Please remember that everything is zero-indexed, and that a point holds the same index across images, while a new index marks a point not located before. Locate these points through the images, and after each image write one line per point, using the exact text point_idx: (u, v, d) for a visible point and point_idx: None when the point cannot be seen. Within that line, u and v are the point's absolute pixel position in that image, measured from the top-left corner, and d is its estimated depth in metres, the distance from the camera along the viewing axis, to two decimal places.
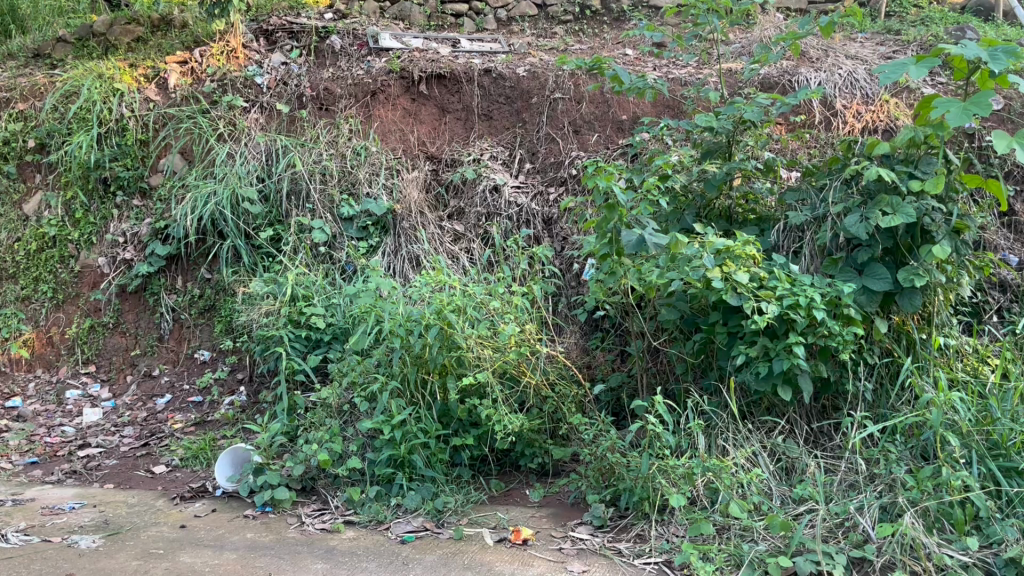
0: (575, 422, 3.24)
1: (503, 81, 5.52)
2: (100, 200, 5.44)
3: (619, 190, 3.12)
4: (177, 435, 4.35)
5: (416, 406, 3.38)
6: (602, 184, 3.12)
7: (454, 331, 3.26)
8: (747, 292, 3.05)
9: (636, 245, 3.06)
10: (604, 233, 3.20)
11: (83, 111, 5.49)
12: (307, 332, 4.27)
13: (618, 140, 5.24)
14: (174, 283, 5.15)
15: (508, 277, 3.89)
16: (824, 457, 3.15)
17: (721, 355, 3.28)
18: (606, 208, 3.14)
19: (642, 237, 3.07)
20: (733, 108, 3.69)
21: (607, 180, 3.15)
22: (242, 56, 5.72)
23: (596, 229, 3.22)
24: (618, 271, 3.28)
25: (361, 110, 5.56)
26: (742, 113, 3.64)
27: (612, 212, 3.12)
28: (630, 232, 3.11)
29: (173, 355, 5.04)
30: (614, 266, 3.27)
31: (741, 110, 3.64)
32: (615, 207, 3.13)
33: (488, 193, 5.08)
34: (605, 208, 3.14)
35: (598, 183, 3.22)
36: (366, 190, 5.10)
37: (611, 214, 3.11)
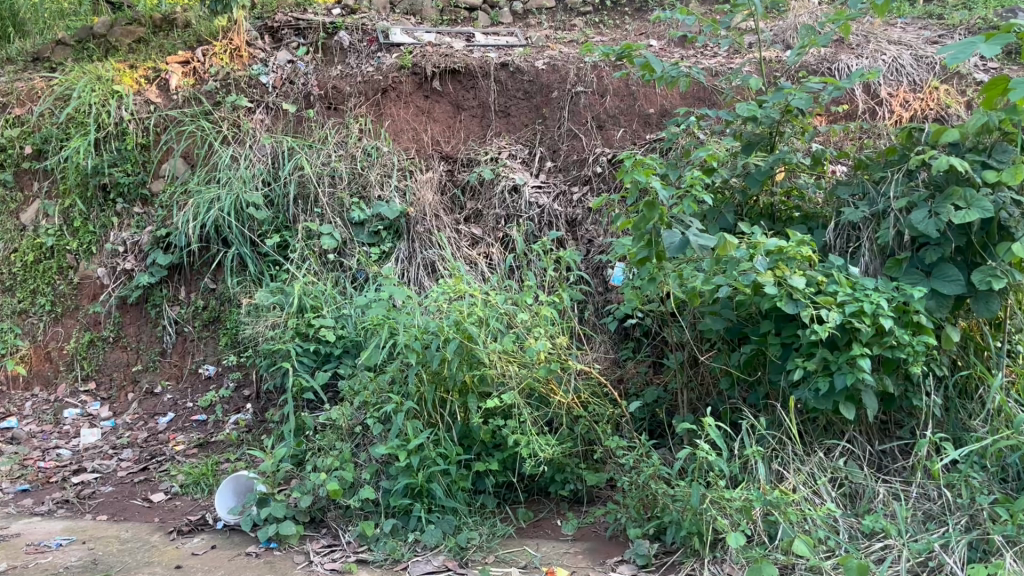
0: (612, 446, 2.91)
1: (521, 75, 5.18)
2: (99, 207, 5.16)
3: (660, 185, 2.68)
4: (178, 458, 4.07)
5: (434, 428, 3.07)
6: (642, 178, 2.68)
7: (475, 345, 2.97)
8: (805, 298, 2.73)
9: (679, 246, 2.65)
10: (641, 234, 2.77)
11: (80, 115, 5.22)
12: (315, 346, 3.96)
13: (645, 134, 4.91)
14: (177, 294, 4.87)
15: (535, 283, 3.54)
16: (890, 482, 2.82)
17: (773, 368, 2.94)
18: (645, 206, 2.70)
19: (686, 239, 2.66)
20: (780, 94, 3.34)
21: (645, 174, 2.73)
22: (246, 55, 5.44)
23: (632, 230, 2.77)
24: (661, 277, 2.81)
25: (371, 108, 5.26)
26: (787, 99, 3.30)
27: (653, 212, 2.68)
28: (671, 233, 2.69)
29: (177, 371, 4.76)
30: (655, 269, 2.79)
31: (787, 98, 3.29)
32: (656, 204, 2.69)
33: (507, 194, 4.76)
34: (644, 207, 2.69)
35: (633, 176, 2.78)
36: (377, 193, 4.80)
37: (651, 213, 2.67)
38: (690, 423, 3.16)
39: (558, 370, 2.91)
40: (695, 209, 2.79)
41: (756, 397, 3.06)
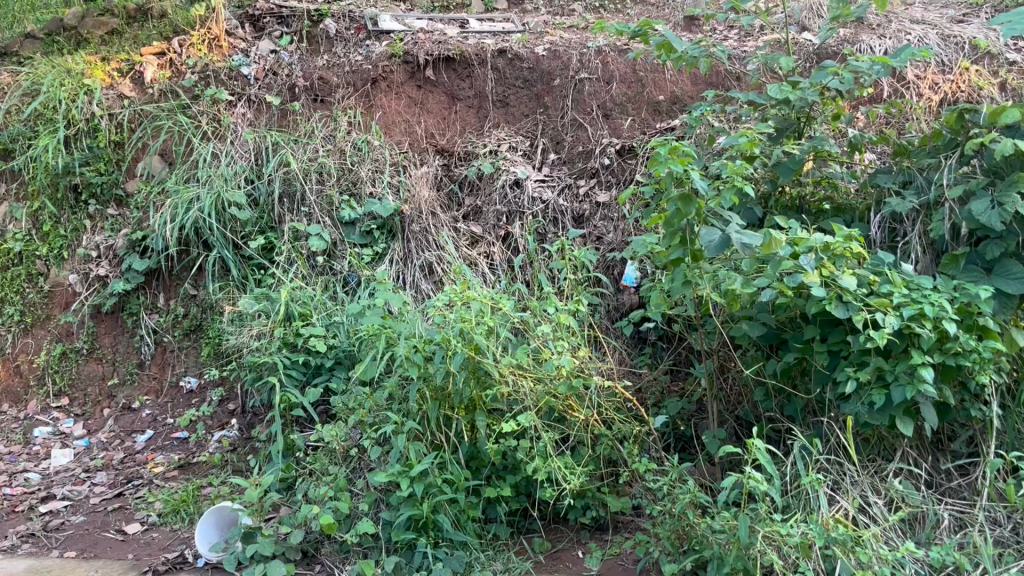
0: (639, 468, 2.60)
1: (520, 62, 4.84)
2: (70, 210, 4.78)
3: (697, 175, 2.31)
4: (157, 482, 3.73)
5: (439, 450, 2.78)
6: (676, 168, 2.31)
7: (483, 357, 2.67)
8: (856, 301, 2.42)
9: (720, 245, 2.34)
10: (673, 231, 2.41)
11: (48, 111, 4.84)
12: (304, 357, 3.63)
13: (655, 123, 4.58)
14: (155, 302, 4.53)
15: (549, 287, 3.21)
16: (949, 505, 2.55)
17: (817, 378, 2.63)
18: (679, 199, 2.34)
19: (727, 236, 2.36)
20: (819, 74, 3.04)
21: (680, 163, 2.36)
22: (226, 45, 5.08)
23: (662, 226, 2.41)
24: (696, 278, 2.46)
25: (360, 100, 4.92)
26: (828, 80, 3.02)
27: (689, 206, 2.32)
28: (710, 231, 2.39)
29: (156, 384, 4.43)
30: (689, 270, 2.44)
31: (830, 78, 3.02)
32: (692, 197, 2.33)
33: (508, 189, 4.43)
34: (678, 200, 2.34)
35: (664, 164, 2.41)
36: (368, 190, 4.48)
37: (687, 208, 2.32)
38: (724, 437, 2.85)
39: (581, 388, 2.56)
40: (736, 200, 2.40)
41: (795, 409, 2.76)
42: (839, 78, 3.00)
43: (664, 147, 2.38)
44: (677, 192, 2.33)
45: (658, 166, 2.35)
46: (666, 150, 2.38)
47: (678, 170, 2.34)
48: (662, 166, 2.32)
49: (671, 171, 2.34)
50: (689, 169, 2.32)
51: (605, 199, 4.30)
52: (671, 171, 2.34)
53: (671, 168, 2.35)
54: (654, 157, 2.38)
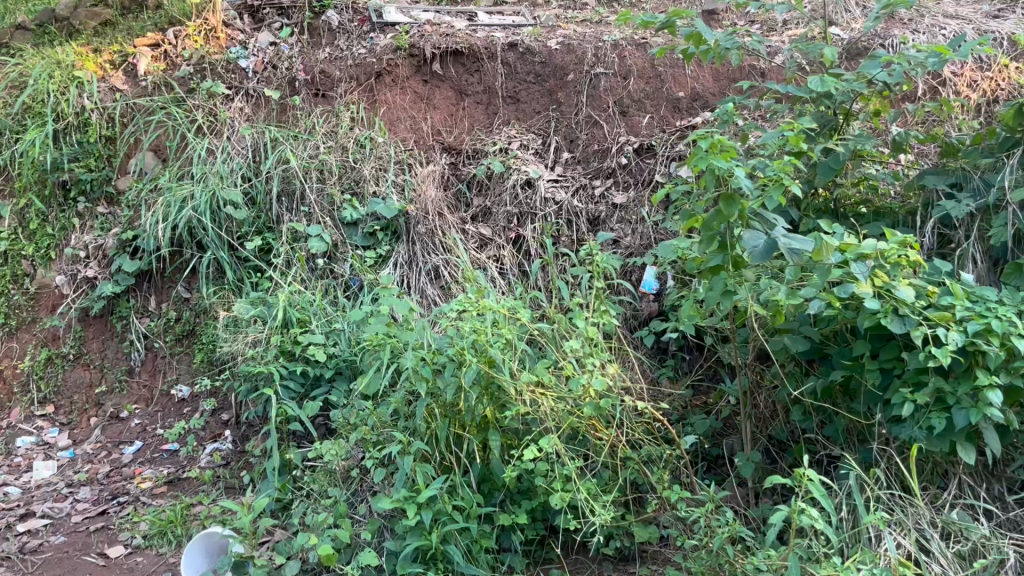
0: (669, 496, 2.37)
1: (531, 56, 4.60)
2: (58, 208, 4.53)
3: (742, 172, 2.02)
4: (144, 499, 3.49)
5: (449, 472, 2.58)
6: (718, 163, 2.01)
7: (499, 373, 2.45)
8: (914, 314, 2.19)
9: (767, 250, 2.04)
10: (711, 235, 2.11)
11: (35, 103, 4.59)
12: (303, 367, 3.39)
13: (676, 121, 4.31)
14: (146, 305, 4.29)
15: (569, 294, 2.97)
16: (1013, 539, 2.33)
17: (866, 399, 2.40)
18: (720, 199, 2.04)
19: (773, 240, 2.05)
20: (869, 65, 2.78)
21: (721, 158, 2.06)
22: (223, 37, 4.84)
23: (698, 229, 2.11)
24: (736, 288, 2.17)
25: (364, 94, 4.69)
26: (875, 72, 2.76)
27: (732, 207, 2.03)
28: (754, 235, 2.07)
29: (146, 393, 4.18)
30: (729, 279, 2.15)
31: (881, 70, 2.76)
32: (735, 197, 2.03)
33: (519, 189, 4.20)
34: (717, 200, 2.04)
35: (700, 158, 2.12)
36: (372, 188, 4.24)
37: (729, 209, 2.02)
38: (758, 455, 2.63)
39: (610, 409, 2.28)
40: (783, 200, 2.10)
41: (835, 429, 2.56)
42: (891, 71, 2.74)
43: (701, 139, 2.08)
44: (718, 190, 2.03)
45: (697, 161, 2.05)
46: (705, 143, 2.09)
47: (718, 166, 2.05)
48: (701, 161, 2.02)
49: (711, 167, 2.04)
50: (731, 165, 2.03)
51: (623, 200, 4.06)
52: (711, 166, 2.04)
53: (711, 163, 2.05)
54: (691, 151, 2.08)
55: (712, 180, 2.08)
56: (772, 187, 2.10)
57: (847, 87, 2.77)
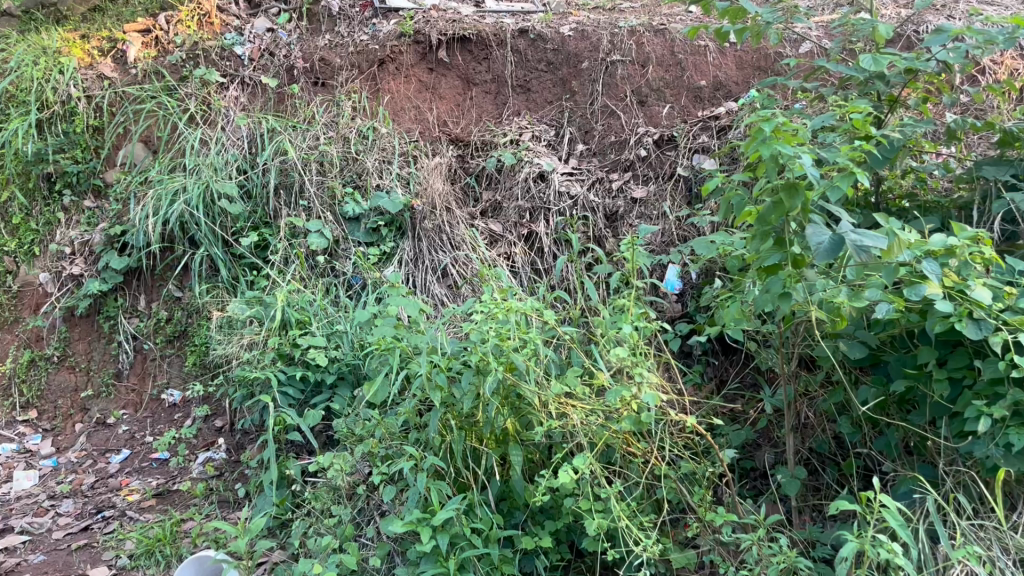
0: (711, 519, 2.14)
1: (543, 43, 4.35)
2: (42, 201, 4.26)
3: (808, 159, 1.78)
4: (131, 513, 3.25)
5: (465, 490, 2.36)
6: (783, 149, 1.77)
7: (521, 382, 2.22)
8: (992, 318, 1.95)
9: (833, 247, 1.79)
10: (768, 230, 1.87)
11: (17, 90, 4.31)
12: (302, 372, 3.15)
13: (697, 111, 4.06)
14: (136, 304, 4.05)
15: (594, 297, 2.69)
16: None
17: (929, 411, 2.17)
18: (782, 189, 1.80)
19: (840, 237, 1.81)
20: (936, 39, 2.47)
21: (785, 142, 1.83)
22: (218, 22, 4.60)
23: (754, 223, 1.87)
24: (796, 289, 1.93)
25: (366, 83, 4.44)
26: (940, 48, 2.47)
27: (795, 198, 1.79)
28: (817, 232, 1.83)
29: (135, 397, 3.94)
30: (788, 278, 1.91)
31: (944, 47, 2.47)
32: (799, 187, 1.79)
33: (531, 182, 3.96)
34: (779, 191, 1.81)
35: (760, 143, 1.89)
36: (375, 182, 4.01)
37: (792, 201, 1.78)
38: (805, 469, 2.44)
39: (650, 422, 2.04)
40: (851, 191, 1.86)
41: (888, 443, 2.36)
42: (955, 49, 2.47)
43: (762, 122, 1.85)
44: (781, 179, 1.79)
45: (757, 146, 1.81)
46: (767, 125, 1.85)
47: (780, 152, 1.82)
48: (764, 146, 1.79)
49: (773, 154, 1.81)
50: (796, 151, 1.80)
51: (642, 194, 3.82)
52: (773, 152, 1.81)
53: (773, 149, 1.82)
54: (750, 134, 1.84)
55: (772, 168, 1.85)
56: (840, 177, 1.86)
57: (907, 65, 2.50)
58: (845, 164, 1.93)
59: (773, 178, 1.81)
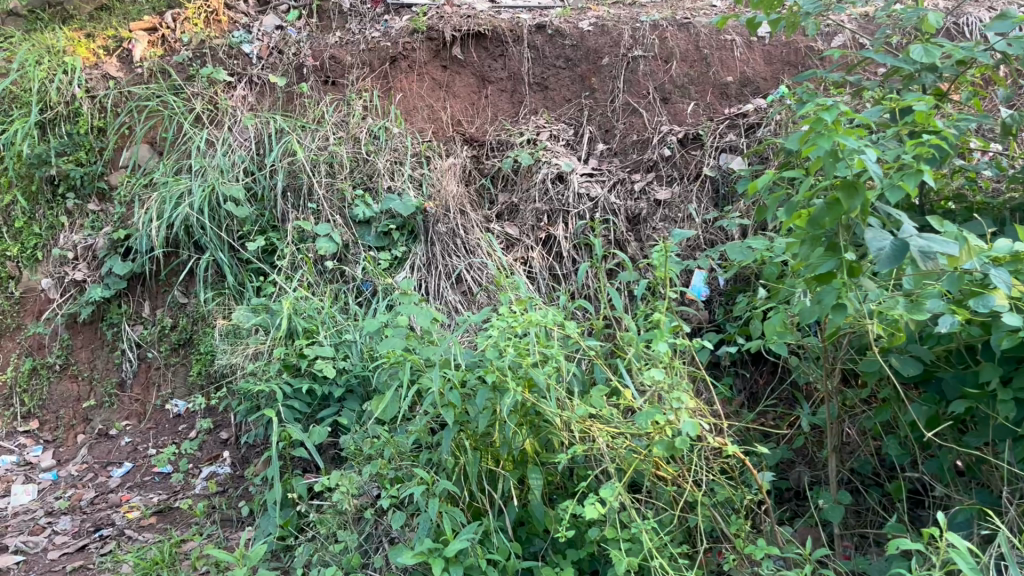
0: (749, 552, 1.94)
1: (561, 39, 4.17)
2: (45, 205, 4.11)
3: (871, 154, 1.61)
4: (131, 532, 3.09)
5: (480, 515, 2.19)
6: (844, 143, 1.59)
7: (542, 401, 2.05)
8: None
9: (896, 254, 1.61)
10: (821, 233, 1.69)
11: (20, 90, 4.17)
12: (309, 384, 2.99)
13: (723, 109, 3.85)
14: (140, 311, 3.90)
15: (619, 307, 2.48)
16: None
17: (992, 432, 1.99)
18: (840, 188, 1.62)
19: (902, 242, 1.63)
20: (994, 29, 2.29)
21: (845, 136, 1.65)
22: (225, 20, 4.45)
23: (806, 225, 1.69)
24: (852, 300, 1.74)
25: (377, 81, 4.28)
26: (998, 39, 2.29)
27: (855, 198, 1.62)
28: (877, 236, 1.65)
29: (139, 408, 3.79)
30: (843, 287, 1.73)
31: (1003, 37, 2.29)
32: (859, 186, 1.61)
33: (549, 183, 3.78)
34: (837, 189, 1.63)
35: (816, 136, 1.71)
36: (387, 184, 3.84)
37: (852, 201, 1.60)
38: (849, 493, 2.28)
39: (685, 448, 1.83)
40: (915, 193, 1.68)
41: (941, 466, 2.17)
42: (1015, 39, 2.28)
43: (820, 113, 1.68)
44: (840, 176, 1.61)
45: (814, 139, 1.64)
46: (825, 117, 1.67)
47: (840, 147, 1.64)
48: (822, 138, 1.61)
49: (832, 148, 1.63)
50: (858, 146, 1.62)
51: (666, 196, 3.62)
52: (832, 146, 1.63)
53: (832, 142, 1.64)
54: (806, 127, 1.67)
55: (829, 165, 1.67)
56: (902, 177, 1.69)
57: (963, 56, 2.31)
58: (908, 163, 1.76)
59: (831, 176, 1.64)
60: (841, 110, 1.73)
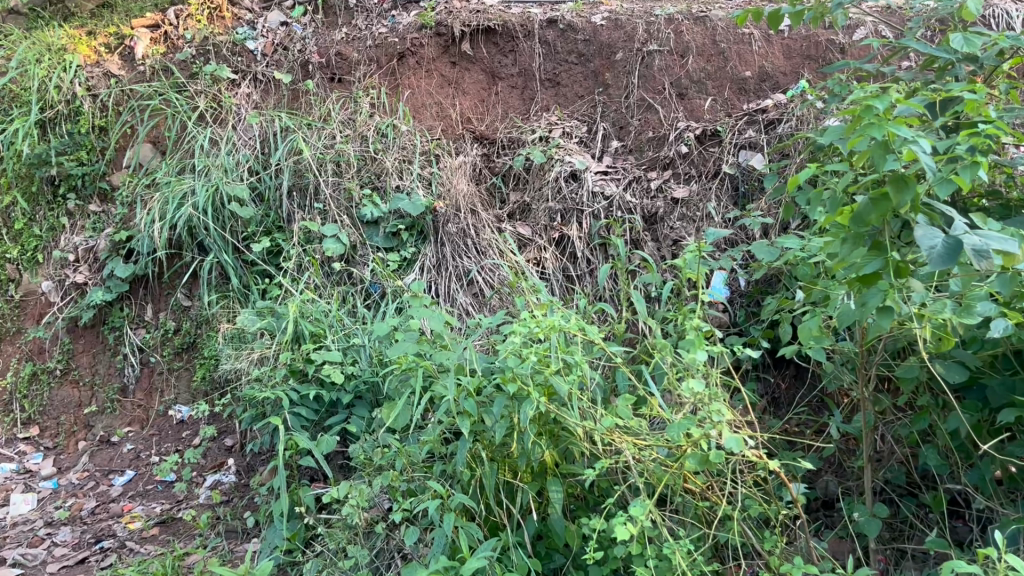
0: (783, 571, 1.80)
1: (573, 33, 4.05)
2: (45, 206, 4.00)
3: (924, 144, 1.49)
4: (133, 543, 2.99)
5: (497, 530, 2.08)
6: (896, 132, 1.48)
7: (564, 410, 1.94)
8: None
9: (948, 253, 1.47)
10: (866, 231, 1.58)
11: (20, 88, 4.07)
12: (316, 391, 2.88)
13: (742, 104, 3.74)
14: (142, 314, 3.79)
15: (642, 310, 2.37)
16: None
17: None
18: (890, 181, 1.51)
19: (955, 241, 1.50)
20: None
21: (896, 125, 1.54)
22: (229, 16, 4.34)
23: (849, 222, 1.58)
24: (899, 303, 1.62)
25: (385, 78, 4.18)
26: None
27: (904, 193, 1.49)
28: (927, 235, 1.53)
29: (141, 413, 3.68)
30: (889, 289, 1.60)
31: None
32: (910, 179, 1.50)
33: (563, 182, 3.67)
34: (885, 181, 1.51)
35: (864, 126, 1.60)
36: (395, 183, 3.74)
37: (902, 194, 1.48)
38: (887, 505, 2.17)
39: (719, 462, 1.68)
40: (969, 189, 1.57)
41: (981, 477, 2.07)
42: None
43: (869, 101, 1.56)
44: (890, 167, 1.49)
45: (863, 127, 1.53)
46: (874, 105, 1.56)
47: (888, 139, 1.53)
48: (872, 125, 1.50)
49: (882, 137, 1.51)
50: (909, 137, 1.51)
51: (684, 194, 3.51)
52: (882, 135, 1.52)
53: (881, 132, 1.53)
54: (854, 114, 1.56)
55: (877, 156, 1.55)
56: (955, 172, 1.57)
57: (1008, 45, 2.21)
58: (961, 157, 1.64)
59: (879, 167, 1.52)
60: (892, 99, 1.62)
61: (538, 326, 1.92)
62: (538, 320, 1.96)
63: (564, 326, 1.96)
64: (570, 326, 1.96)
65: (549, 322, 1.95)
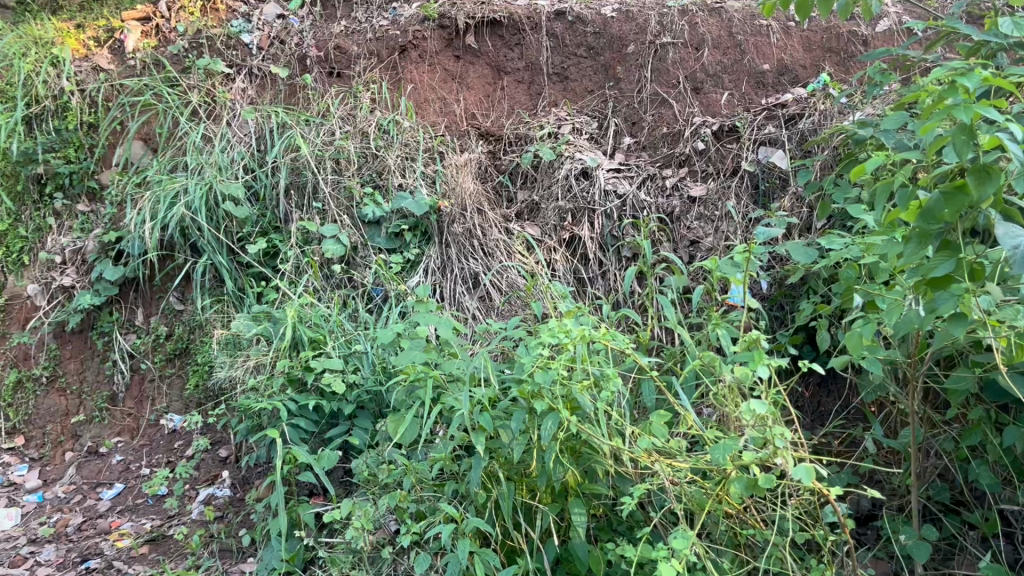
0: None
1: (582, 25, 3.88)
2: (31, 206, 3.77)
3: (1011, 132, 1.38)
4: (121, 564, 2.81)
5: (515, 555, 1.92)
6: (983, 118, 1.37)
7: (590, 427, 1.78)
8: None
9: None
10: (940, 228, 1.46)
11: (4, 83, 3.82)
12: (315, 400, 2.71)
13: (759, 99, 3.57)
14: (132, 319, 3.62)
15: (670, 317, 2.21)
16: None
17: None
18: (972, 172, 1.39)
19: None
20: None
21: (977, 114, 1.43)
22: (223, 8, 4.15)
23: (922, 217, 1.46)
24: (971, 310, 1.50)
25: (386, 73, 4.01)
26: None
27: (987, 186, 1.38)
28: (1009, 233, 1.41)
29: (131, 423, 3.51)
30: (963, 294, 1.48)
31: None
32: (995, 170, 1.39)
33: (573, 180, 3.50)
34: (967, 173, 1.40)
35: (939, 115, 1.49)
36: (397, 181, 3.57)
37: (988, 186, 1.37)
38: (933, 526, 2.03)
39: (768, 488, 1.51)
40: None
41: None
42: None
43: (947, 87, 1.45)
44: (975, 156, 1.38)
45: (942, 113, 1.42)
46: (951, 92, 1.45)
47: (972, 124, 1.40)
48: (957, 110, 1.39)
49: (965, 124, 1.40)
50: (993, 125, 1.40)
51: (701, 192, 3.34)
52: (964, 122, 1.41)
53: (963, 120, 1.42)
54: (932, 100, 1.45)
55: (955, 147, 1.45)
56: None
57: None
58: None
59: (961, 158, 1.41)
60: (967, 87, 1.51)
61: (567, 336, 1.75)
62: (565, 329, 1.79)
63: (592, 336, 1.80)
64: (598, 335, 1.80)
65: (577, 331, 1.78)
